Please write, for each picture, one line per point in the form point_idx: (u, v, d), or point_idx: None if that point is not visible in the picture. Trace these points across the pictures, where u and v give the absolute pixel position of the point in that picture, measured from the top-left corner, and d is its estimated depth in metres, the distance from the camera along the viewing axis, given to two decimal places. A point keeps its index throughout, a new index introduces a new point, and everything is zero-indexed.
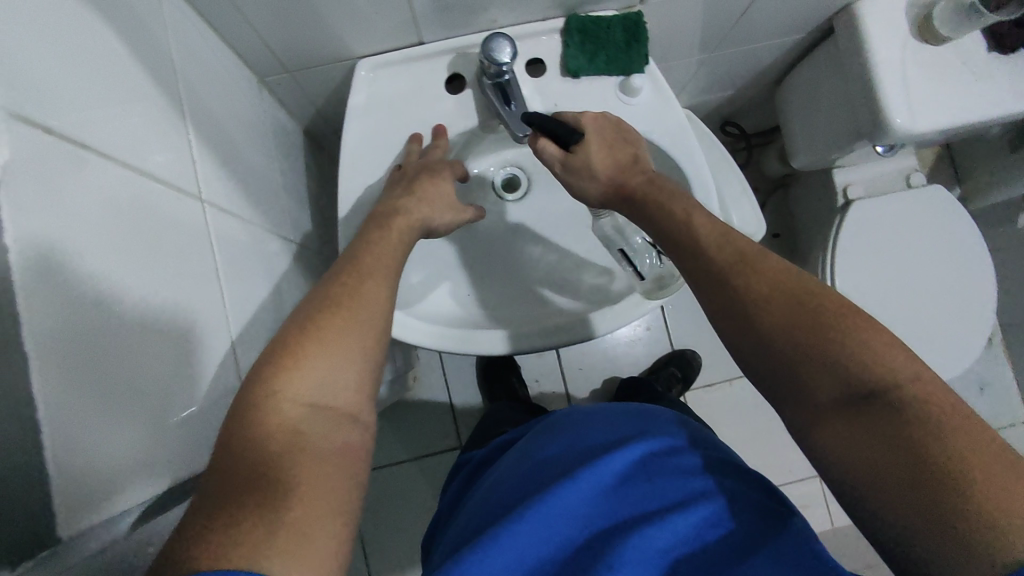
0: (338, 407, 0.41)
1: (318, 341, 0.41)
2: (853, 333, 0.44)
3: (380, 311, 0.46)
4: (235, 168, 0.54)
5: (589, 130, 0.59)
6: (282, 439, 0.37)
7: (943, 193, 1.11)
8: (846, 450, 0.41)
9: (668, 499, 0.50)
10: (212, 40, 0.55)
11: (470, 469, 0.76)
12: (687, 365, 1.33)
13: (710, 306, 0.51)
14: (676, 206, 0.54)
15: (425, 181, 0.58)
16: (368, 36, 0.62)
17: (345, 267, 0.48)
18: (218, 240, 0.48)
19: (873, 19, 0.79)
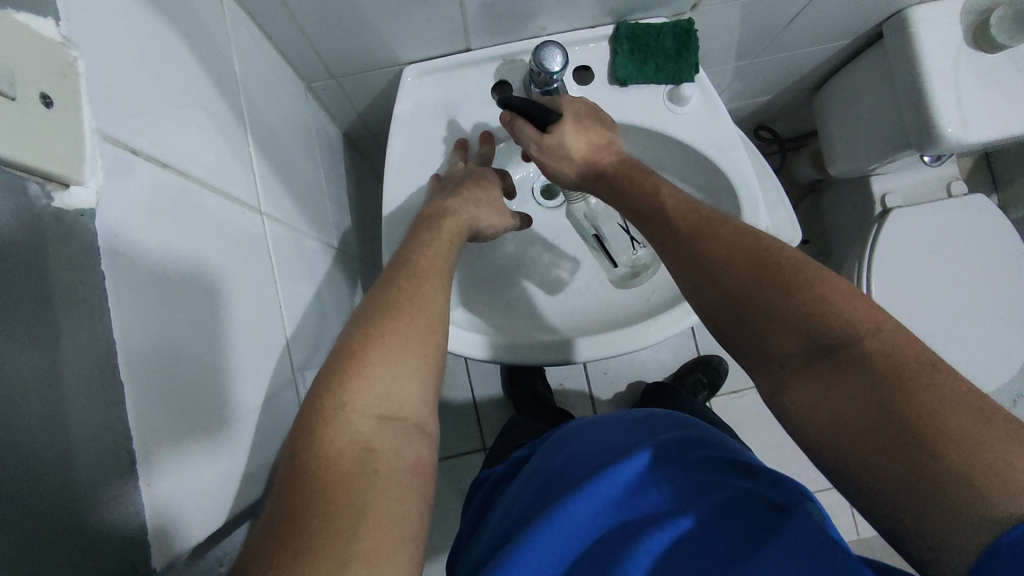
0: (405, 417, 0.40)
1: (383, 350, 0.41)
2: (807, 283, 0.43)
3: (438, 318, 0.45)
4: (287, 178, 0.54)
5: (565, 111, 0.58)
6: (352, 455, 0.36)
7: (985, 201, 1.08)
8: (814, 409, 0.40)
9: (678, 497, 0.51)
10: (264, 47, 0.55)
11: (488, 487, 0.75)
12: (714, 371, 1.32)
13: (677, 275, 0.51)
14: (647, 181, 0.55)
15: (474, 185, 0.57)
16: (417, 43, 0.61)
17: (399, 270, 0.47)
18: (273, 250, 0.48)
19: (926, 26, 0.76)
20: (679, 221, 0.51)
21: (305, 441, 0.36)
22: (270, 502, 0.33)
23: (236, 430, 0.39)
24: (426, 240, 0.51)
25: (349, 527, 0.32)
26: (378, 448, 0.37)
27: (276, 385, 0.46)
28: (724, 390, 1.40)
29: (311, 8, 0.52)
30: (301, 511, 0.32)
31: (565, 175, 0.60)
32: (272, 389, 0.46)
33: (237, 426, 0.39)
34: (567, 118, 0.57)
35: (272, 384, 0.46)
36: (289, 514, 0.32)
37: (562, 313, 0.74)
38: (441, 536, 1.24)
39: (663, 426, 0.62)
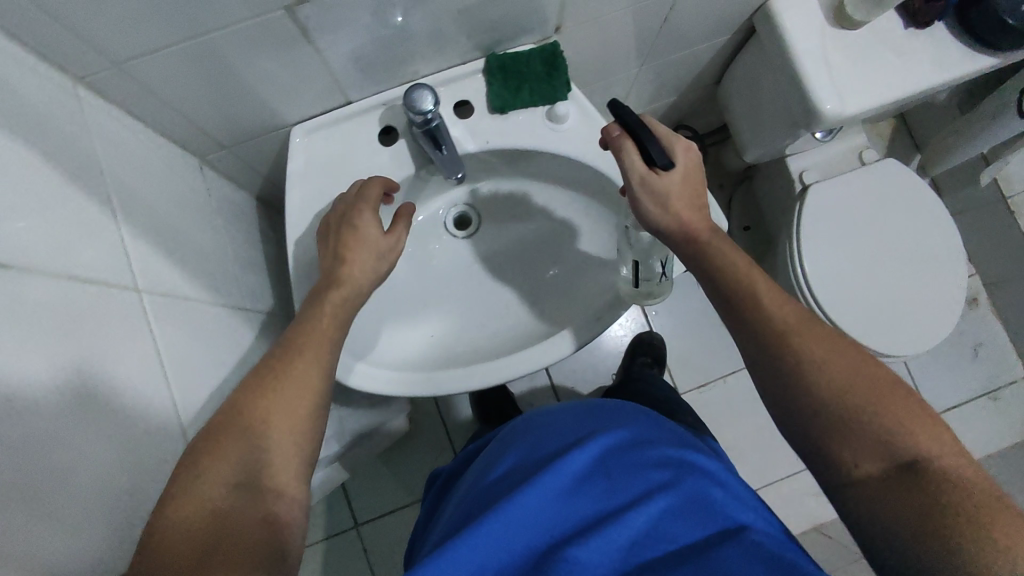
0: (264, 484, 0.45)
1: (235, 428, 0.46)
2: (896, 403, 0.49)
3: (315, 390, 0.50)
4: (181, 253, 0.56)
5: (678, 160, 0.59)
6: (201, 519, 0.41)
7: (897, 165, 1.13)
8: (874, 504, 0.47)
9: (627, 492, 0.51)
10: (143, 133, 0.57)
11: (440, 482, 0.76)
12: (651, 346, 1.36)
13: (753, 355, 0.55)
14: (736, 259, 0.57)
15: (345, 238, 0.59)
16: (298, 104, 0.64)
17: (277, 351, 0.52)
18: (153, 323, 0.48)
19: (788, 14, 0.81)
20: (773, 317, 0.54)
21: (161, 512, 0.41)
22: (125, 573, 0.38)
23: (108, 507, 0.40)
24: (308, 317, 0.54)
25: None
26: (234, 510, 0.42)
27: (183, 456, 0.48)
28: (692, 386, 1.42)
29: (179, 91, 0.55)
30: None
31: (654, 221, 0.59)
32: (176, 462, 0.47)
33: (109, 502, 0.40)
34: (679, 169, 0.58)
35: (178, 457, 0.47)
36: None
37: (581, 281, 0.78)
38: None
39: (617, 417, 0.61)
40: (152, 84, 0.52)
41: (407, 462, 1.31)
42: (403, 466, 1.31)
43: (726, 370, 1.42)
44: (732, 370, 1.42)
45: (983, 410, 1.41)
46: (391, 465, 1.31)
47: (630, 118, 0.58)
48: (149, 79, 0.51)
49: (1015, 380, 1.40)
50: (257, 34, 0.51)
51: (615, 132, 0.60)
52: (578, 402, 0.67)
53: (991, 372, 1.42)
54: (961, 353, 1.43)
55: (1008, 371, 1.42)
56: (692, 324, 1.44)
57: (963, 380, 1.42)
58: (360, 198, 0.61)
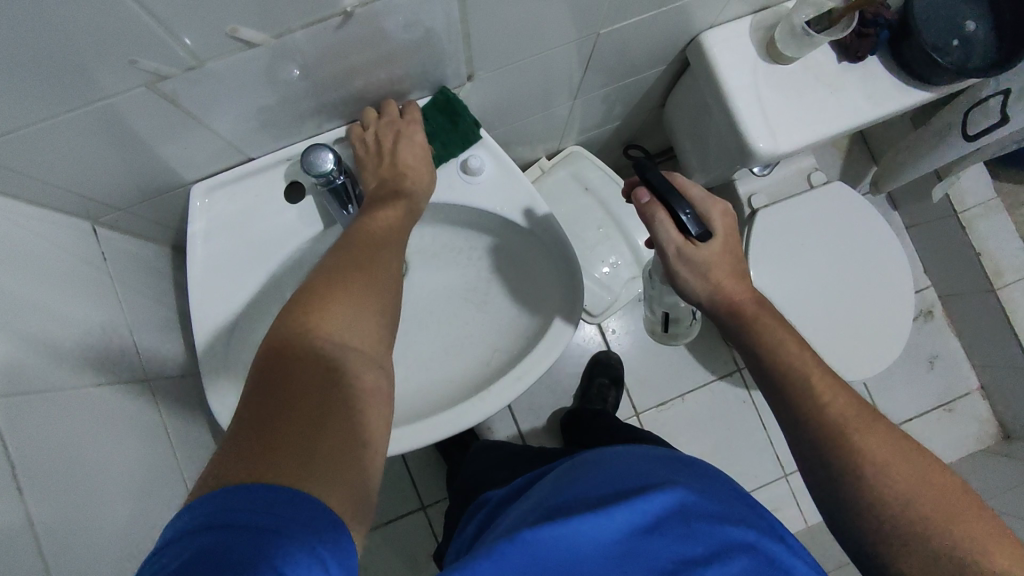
0: (362, 348, 0.49)
1: (343, 293, 0.50)
2: (968, 519, 0.47)
3: (391, 281, 0.54)
4: (60, 338, 0.52)
5: (716, 228, 0.59)
6: (316, 367, 0.45)
7: (844, 187, 1.12)
8: None
9: (708, 543, 0.46)
10: (15, 210, 0.53)
11: (490, 508, 0.67)
12: (609, 367, 1.35)
13: (806, 443, 0.55)
14: (788, 339, 0.58)
15: (392, 144, 0.61)
16: (194, 164, 0.61)
17: (347, 242, 0.56)
18: (14, 434, 0.44)
19: (719, 49, 0.79)
20: (830, 409, 0.54)
21: (264, 373, 0.45)
22: (237, 409, 0.43)
23: None
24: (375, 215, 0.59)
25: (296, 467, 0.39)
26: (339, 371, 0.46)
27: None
28: (650, 404, 1.41)
29: (52, 166, 0.51)
30: (271, 445, 0.40)
31: (695, 292, 0.61)
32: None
33: None
34: (718, 240, 0.59)
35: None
36: (241, 449, 0.40)
37: (517, 293, 0.76)
38: None
39: (688, 466, 0.55)
40: (15, 164, 0.48)
41: None
42: None
43: (684, 389, 1.41)
44: (691, 389, 1.41)
45: (939, 421, 1.41)
46: None
47: (660, 182, 0.58)
48: (8, 160, 0.48)
49: (969, 391, 1.41)
50: (130, 104, 0.48)
51: (643, 194, 0.60)
52: (639, 448, 0.59)
53: (947, 383, 1.43)
54: (918, 365, 1.43)
55: (963, 382, 1.43)
56: (649, 343, 1.42)
57: (919, 391, 1.42)
58: (393, 117, 0.63)
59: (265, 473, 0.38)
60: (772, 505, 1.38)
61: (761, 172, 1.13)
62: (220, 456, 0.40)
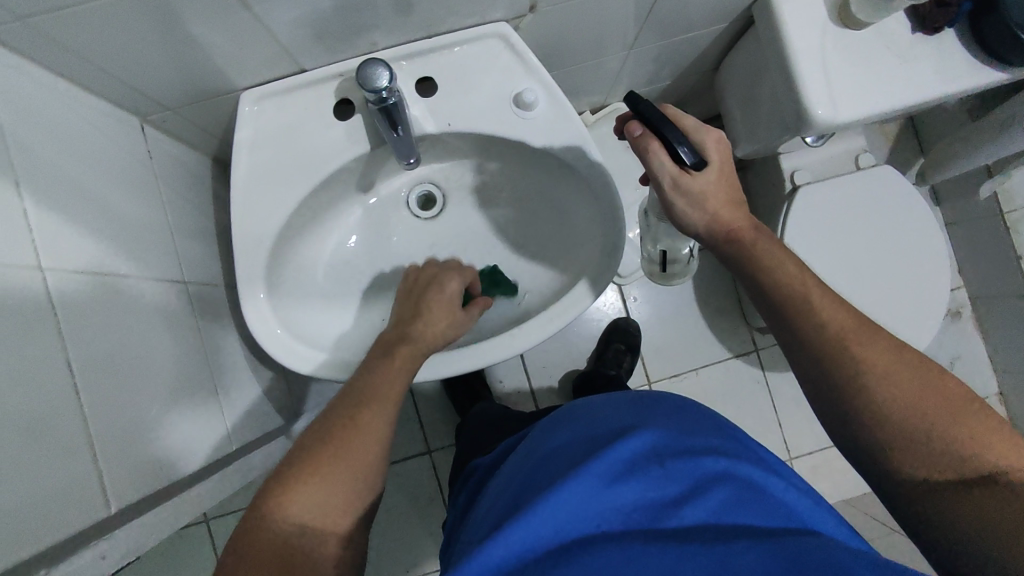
0: (325, 523, 0.48)
1: (319, 467, 0.50)
2: (969, 418, 0.48)
3: (374, 444, 0.53)
4: (105, 226, 0.52)
5: (711, 156, 0.58)
6: (275, 545, 0.46)
7: (893, 172, 1.08)
8: (954, 517, 0.46)
9: (681, 482, 0.48)
10: (67, 92, 0.52)
11: (479, 476, 0.72)
12: (626, 333, 1.34)
13: (808, 366, 0.54)
14: (787, 262, 0.57)
15: (425, 295, 0.64)
16: (246, 69, 0.60)
17: (348, 399, 0.55)
18: (65, 308, 0.45)
19: (790, 6, 0.76)
20: (828, 326, 0.53)
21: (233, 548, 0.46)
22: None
23: (25, 499, 0.39)
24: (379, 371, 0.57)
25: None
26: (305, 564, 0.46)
27: (95, 448, 0.46)
28: (664, 374, 1.41)
29: (110, 50, 0.50)
30: None
31: (692, 223, 0.61)
32: (86, 454, 0.45)
33: (27, 491, 0.39)
34: (714, 168, 0.58)
35: (87, 449, 0.45)
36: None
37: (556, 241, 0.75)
38: (390, 540, 1.26)
39: (659, 407, 0.58)
40: (71, 42, 0.48)
41: None
42: None
43: (699, 363, 1.41)
44: (706, 363, 1.41)
45: None
46: None
47: (654, 114, 0.57)
48: (65, 37, 0.47)
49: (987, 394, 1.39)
50: None
51: (638, 128, 0.59)
52: (613, 394, 0.63)
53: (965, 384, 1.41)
54: (938, 364, 1.42)
55: (981, 385, 1.41)
56: (669, 314, 1.42)
57: None
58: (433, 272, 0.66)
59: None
60: None
61: (815, 142, 1.09)
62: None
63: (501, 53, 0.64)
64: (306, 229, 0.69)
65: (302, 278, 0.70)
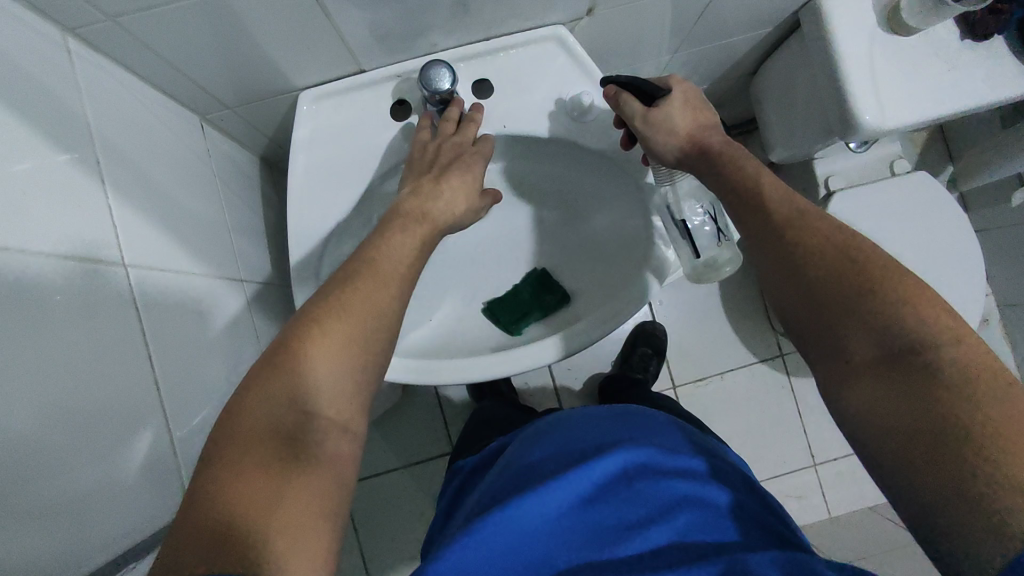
0: (332, 415, 0.44)
1: (318, 345, 0.45)
2: (906, 298, 0.44)
3: (371, 324, 0.49)
4: (172, 221, 0.53)
5: (672, 91, 0.61)
6: (276, 429, 0.41)
7: (932, 181, 1.07)
8: (872, 403, 0.43)
9: (647, 505, 0.47)
10: (138, 89, 0.53)
11: (462, 478, 0.72)
12: (652, 336, 1.34)
13: (761, 271, 0.54)
14: (746, 164, 0.56)
15: (452, 162, 0.60)
16: (308, 69, 0.60)
17: (343, 277, 0.51)
18: (143, 303, 0.46)
19: (838, 12, 0.76)
20: (772, 215, 0.52)
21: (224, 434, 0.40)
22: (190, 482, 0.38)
23: (103, 493, 0.40)
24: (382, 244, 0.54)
25: (265, 529, 0.36)
26: (301, 457, 0.41)
27: (168, 439, 0.47)
28: (688, 378, 1.41)
29: (182, 48, 0.51)
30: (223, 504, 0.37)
31: (667, 152, 0.60)
32: (159, 445, 0.46)
33: (106, 487, 0.40)
34: (676, 97, 0.60)
35: (161, 440, 0.46)
36: (193, 517, 0.36)
37: (590, 280, 0.76)
38: (414, 540, 1.26)
39: (649, 423, 0.58)
40: (148, 40, 0.48)
41: (395, 429, 1.30)
42: (391, 433, 1.30)
43: (724, 367, 1.41)
44: (731, 368, 1.41)
45: None
46: (378, 430, 1.30)
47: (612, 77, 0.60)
48: (142, 33, 0.47)
49: None
50: None
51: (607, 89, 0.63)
52: (594, 408, 0.62)
53: None
54: None
55: None
56: (694, 318, 1.41)
57: None
58: (462, 138, 0.61)
59: (237, 529, 0.35)
60: (797, 492, 1.39)
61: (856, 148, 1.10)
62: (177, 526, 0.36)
63: (558, 56, 0.65)
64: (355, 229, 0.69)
65: None
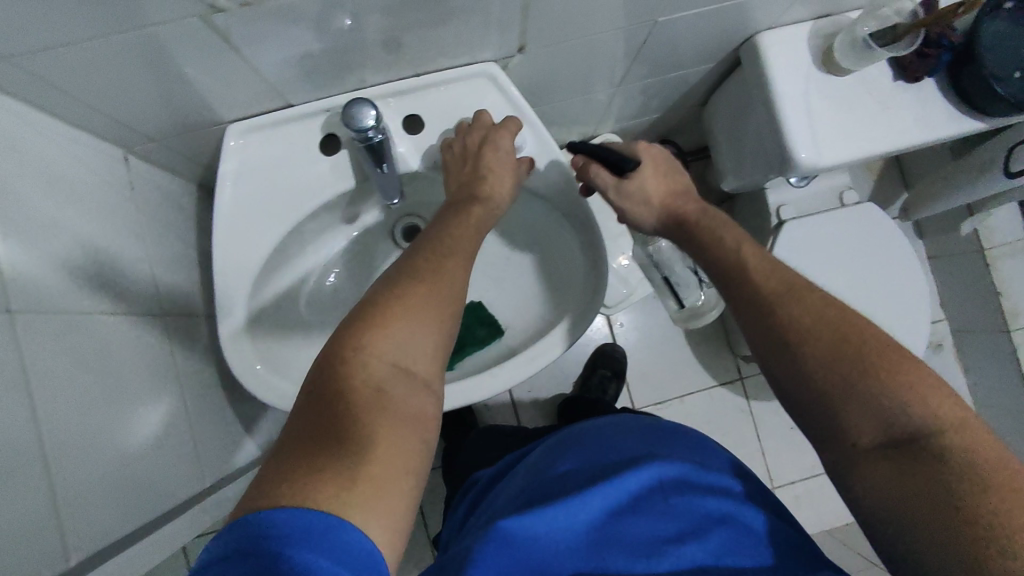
0: (415, 370, 0.49)
1: (404, 308, 0.50)
2: (904, 372, 0.47)
3: (453, 294, 0.53)
4: (80, 259, 0.52)
5: (644, 158, 0.64)
6: (364, 390, 0.45)
7: (879, 213, 1.09)
8: (880, 483, 0.45)
9: (684, 519, 0.49)
10: (47, 126, 0.52)
11: (479, 488, 0.72)
12: (611, 360, 1.34)
13: (748, 334, 0.55)
14: (726, 235, 0.60)
15: (482, 150, 0.61)
16: (234, 105, 0.59)
17: (424, 250, 0.56)
18: (34, 351, 0.44)
19: (776, 52, 0.77)
20: (761, 288, 0.55)
21: (330, 372, 0.46)
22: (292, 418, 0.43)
23: None
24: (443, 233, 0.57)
25: (350, 476, 0.40)
26: (393, 399, 0.46)
27: (57, 497, 0.44)
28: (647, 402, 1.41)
29: (95, 89, 0.50)
30: (314, 449, 0.41)
31: (642, 219, 0.65)
32: (50, 502, 0.44)
33: None
34: (647, 166, 0.64)
35: (49, 498, 0.44)
36: (301, 444, 0.41)
37: (531, 303, 0.76)
38: None
39: (676, 437, 0.59)
40: (56, 82, 0.47)
41: None
42: None
43: (683, 391, 1.41)
44: (691, 392, 1.41)
45: None
46: None
47: (580, 146, 0.63)
48: (47, 77, 0.46)
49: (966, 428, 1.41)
50: (166, 38, 0.46)
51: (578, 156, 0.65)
52: (623, 417, 0.63)
53: None
54: None
55: None
56: (653, 341, 1.42)
57: None
58: (484, 126, 0.63)
59: (331, 469, 0.40)
60: None
61: (798, 183, 1.12)
62: (277, 450, 0.42)
63: (490, 93, 0.65)
64: (286, 261, 0.69)
65: (285, 311, 0.70)
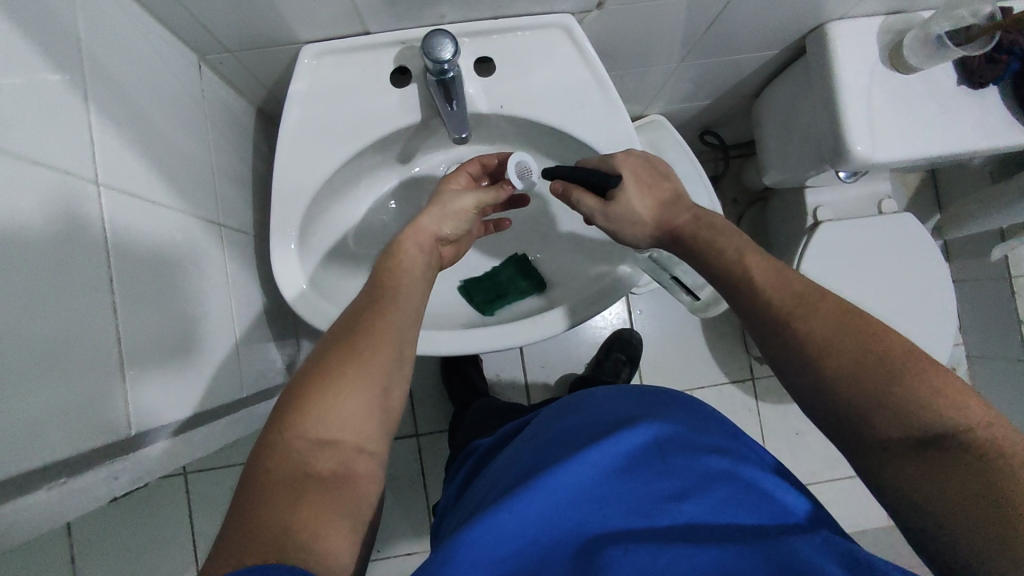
0: (344, 440, 0.47)
1: (322, 380, 0.48)
2: (921, 375, 0.45)
3: (377, 353, 0.51)
4: (154, 149, 0.53)
5: (625, 174, 0.64)
6: (287, 471, 0.44)
7: (914, 222, 1.09)
8: (913, 487, 0.44)
9: (682, 477, 0.49)
10: (137, 16, 0.53)
11: (478, 456, 0.74)
12: (628, 344, 1.35)
13: (761, 343, 0.54)
14: (727, 245, 0.58)
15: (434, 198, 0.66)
16: (313, 24, 0.60)
17: (375, 289, 0.57)
18: (114, 227, 0.46)
19: (843, 41, 0.77)
20: (772, 304, 0.53)
21: (252, 473, 0.44)
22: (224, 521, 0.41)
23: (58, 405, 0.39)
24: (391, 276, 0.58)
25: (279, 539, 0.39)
26: (320, 472, 0.45)
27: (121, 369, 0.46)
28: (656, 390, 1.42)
29: None
30: (252, 520, 0.40)
31: (640, 238, 0.65)
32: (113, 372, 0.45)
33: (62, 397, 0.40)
34: (629, 184, 0.63)
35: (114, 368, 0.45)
36: (230, 534, 0.40)
37: (565, 270, 0.77)
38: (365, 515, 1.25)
39: (666, 404, 0.61)
40: None
41: None
42: None
43: (693, 383, 1.42)
44: (701, 385, 1.42)
45: None
46: None
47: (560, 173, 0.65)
48: None
49: None
50: None
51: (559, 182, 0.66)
52: (620, 386, 0.65)
53: None
54: None
55: None
56: (670, 330, 1.43)
57: None
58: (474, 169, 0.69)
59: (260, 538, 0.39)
60: None
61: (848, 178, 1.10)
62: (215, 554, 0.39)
63: (564, 45, 0.65)
64: (339, 190, 0.70)
65: (331, 239, 0.71)
